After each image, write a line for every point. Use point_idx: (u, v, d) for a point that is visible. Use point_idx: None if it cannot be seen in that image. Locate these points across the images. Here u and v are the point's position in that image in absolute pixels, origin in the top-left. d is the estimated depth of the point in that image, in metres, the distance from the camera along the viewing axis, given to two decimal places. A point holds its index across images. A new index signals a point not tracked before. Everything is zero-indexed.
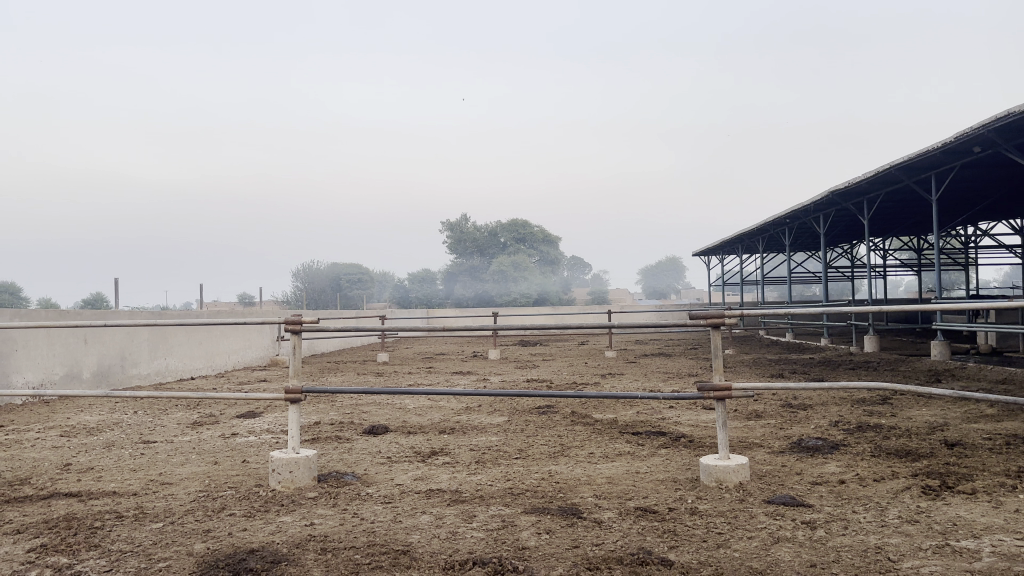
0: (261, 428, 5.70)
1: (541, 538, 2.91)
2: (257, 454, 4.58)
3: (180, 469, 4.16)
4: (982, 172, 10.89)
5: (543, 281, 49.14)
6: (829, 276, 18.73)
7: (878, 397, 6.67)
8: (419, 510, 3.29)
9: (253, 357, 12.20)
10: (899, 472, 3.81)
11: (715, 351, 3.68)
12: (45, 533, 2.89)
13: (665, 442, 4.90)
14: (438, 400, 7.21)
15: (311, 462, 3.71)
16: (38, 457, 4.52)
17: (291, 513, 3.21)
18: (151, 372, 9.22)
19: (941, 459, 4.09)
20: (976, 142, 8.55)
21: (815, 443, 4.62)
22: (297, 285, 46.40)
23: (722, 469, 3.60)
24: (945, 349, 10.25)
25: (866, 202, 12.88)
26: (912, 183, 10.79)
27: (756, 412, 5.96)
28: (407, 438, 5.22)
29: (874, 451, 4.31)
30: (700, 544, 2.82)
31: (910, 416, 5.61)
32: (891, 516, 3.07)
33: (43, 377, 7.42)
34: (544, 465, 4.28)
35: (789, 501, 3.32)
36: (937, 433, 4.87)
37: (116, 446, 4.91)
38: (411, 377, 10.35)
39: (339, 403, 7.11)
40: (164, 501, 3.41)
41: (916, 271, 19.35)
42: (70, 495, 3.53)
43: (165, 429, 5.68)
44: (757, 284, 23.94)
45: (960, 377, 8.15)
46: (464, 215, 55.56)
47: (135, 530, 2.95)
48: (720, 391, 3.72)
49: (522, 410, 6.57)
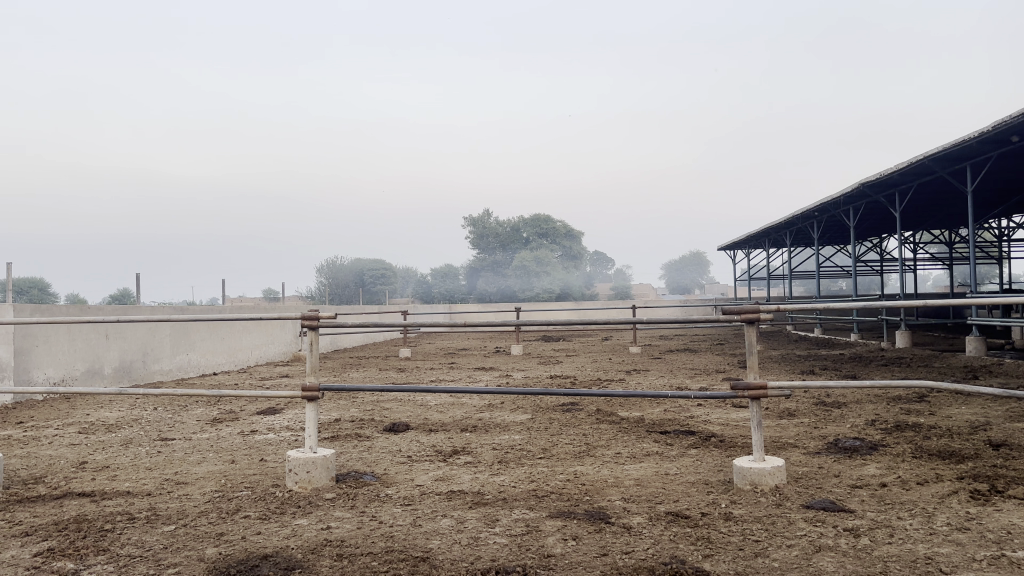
0: (279, 425, 5.63)
1: (567, 545, 2.76)
2: (275, 453, 4.49)
3: (195, 468, 4.09)
4: (1021, 162, 10.46)
5: (566, 277, 48.71)
6: (860, 270, 18.15)
7: (915, 395, 6.40)
8: (439, 514, 3.15)
9: (276, 353, 12.24)
10: (944, 475, 3.59)
11: (750, 348, 3.47)
12: (55, 536, 2.82)
13: (695, 442, 4.72)
14: (459, 396, 7.08)
15: (329, 462, 3.59)
16: (55, 455, 4.48)
17: (306, 516, 3.10)
18: (172, 367, 9.24)
19: (988, 461, 3.85)
20: (1016, 130, 8.16)
21: (853, 443, 4.40)
22: (321, 282, 46.69)
23: (756, 472, 3.41)
24: (981, 345, 9.85)
25: (897, 193, 12.46)
26: (947, 174, 10.38)
27: (789, 410, 5.75)
28: (428, 436, 5.10)
29: (916, 453, 4.08)
30: (736, 552, 2.64)
31: (951, 415, 5.34)
32: (939, 523, 2.86)
33: (64, 373, 7.44)
34: (569, 465, 4.13)
35: (829, 506, 3.13)
36: (981, 433, 4.61)
37: (133, 443, 4.86)
38: (433, 373, 10.25)
39: (360, 400, 7.02)
40: (177, 502, 3.33)
41: (949, 265, 18.71)
42: (84, 495, 3.47)
43: (184, 425, 5.63)
44: (783, 278, 23.35)
45: (999, 374, 7.80)
46: (487, 211, 55.39)
47: (146, 533, 2.86)
48: (755, 389, 3.52)
49: (545, 408, 6.41)
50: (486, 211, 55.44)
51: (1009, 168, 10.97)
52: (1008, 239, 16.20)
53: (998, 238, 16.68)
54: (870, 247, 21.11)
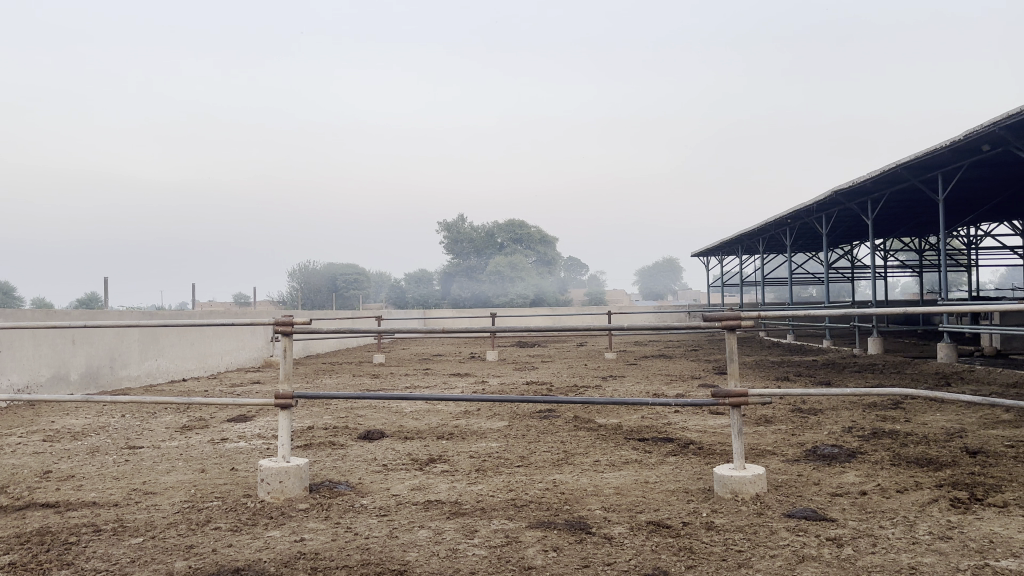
0: (252, 432, 5.49)
1: (548, 556, 2.70)
2: (246, 462, 4.36)
3: (164, 477, 3.95)
4: (990, 171, 10.71)
5: (541, 282, 48.82)
6: (831, 276, 18.41)
7: (890, 402, 6.47)
8: (417, 525, 3.07)
9: (247, 358, 12.00)
10: (923, 483, 3.61)
11: (731, 354, 3.46)
12: (16, 549, 2.68)
13: (674, 449, 4.70)
14: (435, 403, 6.99)
15: (303, 471, 3.49)
16: (17, 464, 4.31)
17: (279, 527, 3.00)
18: (141, 373, 9.00)
19: (966, 468, 3.89)
20: (986, 139, 8.35)
21: (831, 450, 4.42)
22: (293, 286, 46.09)
23: (737, 480, 3.39)
24: (951, 352, 10.04)
25: (869, 202, 12.71)
26: (919, 183, 10.59)
27: (766, 417, 5.77)
28: (404, 444, 5.02)
29: (894, 460, 4.11)
30: (719, 563, 2.61)
31: (926, 422, 5.41)
32: (921, 532, 2.86)
33: (28, 379, 7.18)
34: (548, 473, 4.08)
35: (810, 515, 3.12)
36: (956, 440, 4.67)
37: (100, 452, 4.69)
38: (408, 379, 10.13)
39: (334, 406, 6.89)
40: (146, 513, 3.20)
41: (918, 273, 19.10)
42: (48, 506, 3.32)
43: (154, 433, 5.46)
44: (756, 285, 23.65)
45: (969, 381, 7.95)
46: (463, 216, 55.32)
47: (112, 546, 2.73)
48: (736, 397, 3.50)
49: (523, 414, 6.36)
50: (461, 216, 55.36)
51: (978, 177, 11.24)
52: (975, 247, 16.60)
53: (965, 247, 17.07)
54: (842, 255, 21.48)
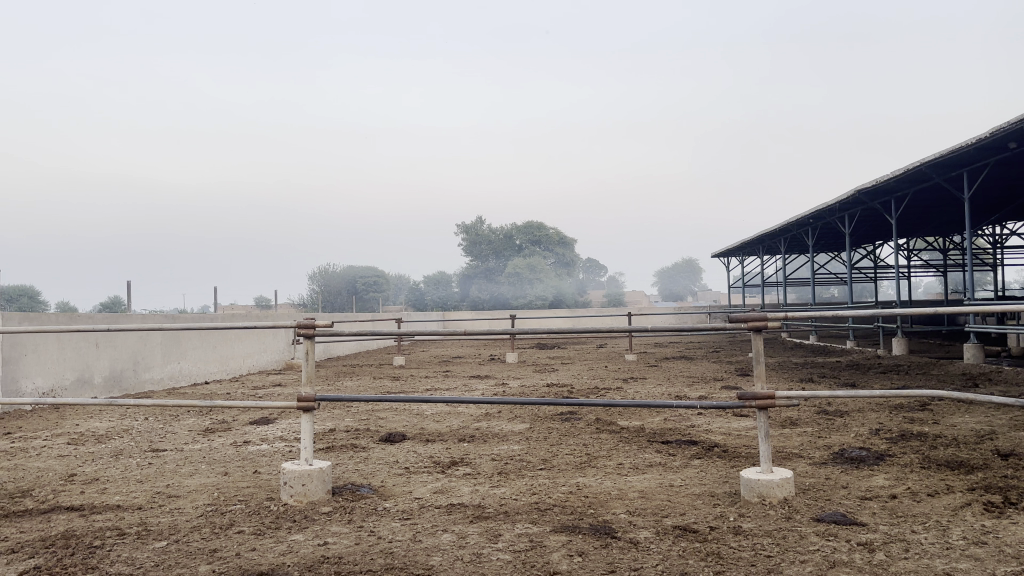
0: (274, 435, 5.51)
1: (573, 561, 2.66)
2: (269, 464, 4.38)
3: (187, 480, 3.97)
4: (1017, 168, 10.46)
5: (559, 284, 48.70)
6: (855, 276, 18.11)
7: (918, 403, 6.34)
8: (440, 529, 3.05)
9: (268, 361, 12.10)
10: (955, 486, 3.51)
11: (757, 356, 3.40)
12: (41, 553, 2.70)
13: (698, 452, 4.64)
14: (456, 406, 6.98)
15: (325, 474, 3.49)
16: (43, 467, 4.36)
17: (302, 531, 3.00)
18: (164, 376, 9.10)
19: (998, 471, 3.79)
20: (1012, 137, 8.17)
21: (859, 453, 4.34)
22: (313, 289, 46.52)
23: (764, 484, 3.33)
24: (979, 353, 9.82)
25: (893, 200, 12.50)
26: (944, 182, 10.41)
27: (791, 420, 5.68)
28: (425, 447, 5.00)
29: (924, 463, 4.02)
30: (749, 568, 2.56)
31: (955, 423, 5.28)
32: (955, 537, 2.79)
33: (53, 382, 7.30)
34: (571, 476, 4.04)
35: (840, 519, 3.05)
36: (987, 442, 4.56)
37: (124, 455, 4.74)
38: (428, 381, 10.15)
39: (355, 409, 6.92)
40: (169, 516, 3.22)
41: (943, 272, 18.73)
42: (73, 509, 3.34)
43: (176, 436, 5.52)
44: (778, 286, 23.39)
45: (998, 382, 7.78)
46: (481, 218, 55.38)
47: (136, 550, 2.75)
48: (762, 399, 3.44)
49: (544, 417, 6.34)
50: (479, 218, 55.43)
51: (1004, 175, 11.03)
52: (1001, 245, 16.26)
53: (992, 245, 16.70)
54: (865, 255, 21.15)
